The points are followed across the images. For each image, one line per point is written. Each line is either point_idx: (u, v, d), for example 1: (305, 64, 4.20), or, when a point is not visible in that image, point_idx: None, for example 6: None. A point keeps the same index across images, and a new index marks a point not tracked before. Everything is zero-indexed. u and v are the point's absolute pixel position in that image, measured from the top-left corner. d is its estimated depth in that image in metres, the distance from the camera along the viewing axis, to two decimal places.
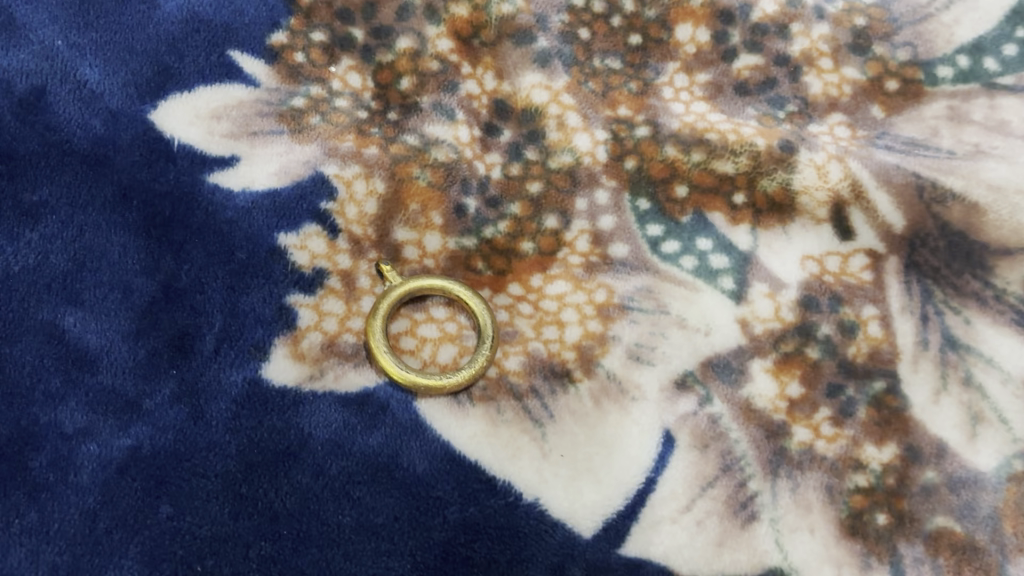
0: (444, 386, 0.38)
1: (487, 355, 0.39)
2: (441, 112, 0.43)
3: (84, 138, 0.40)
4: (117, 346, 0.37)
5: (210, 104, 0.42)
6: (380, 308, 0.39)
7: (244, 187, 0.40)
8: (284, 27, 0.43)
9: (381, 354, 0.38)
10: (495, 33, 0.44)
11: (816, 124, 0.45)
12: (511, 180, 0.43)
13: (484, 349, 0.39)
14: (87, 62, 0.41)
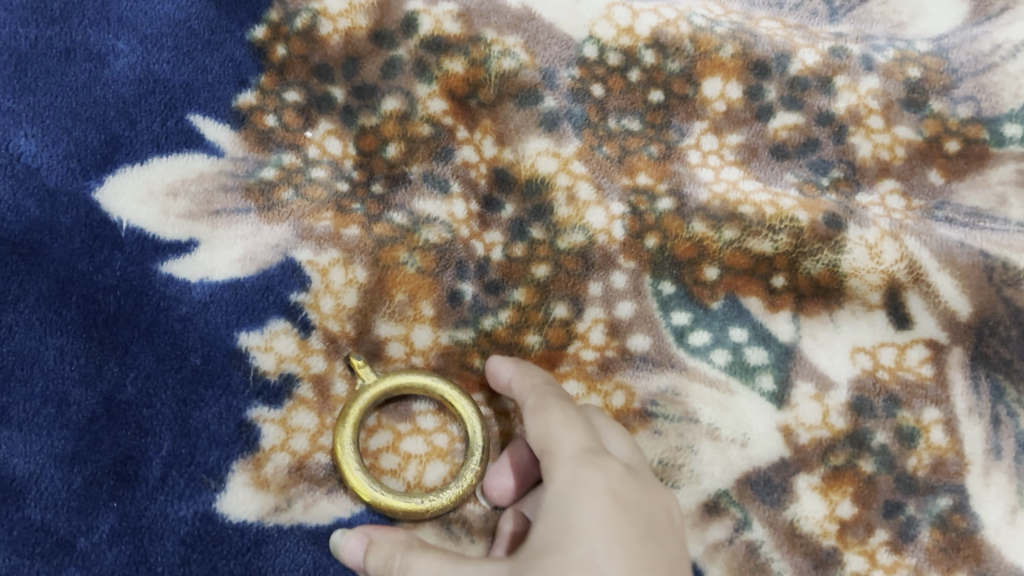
0: (426, 510, 0.32)
1: (476, 471, 0.33)
2: (433, 183, 0.37)
3: (16, 222, 0.34)
4: (47, 474, 0.32)
5: (165, 179, 0.36)
6: (350, 415, 0.33)
7: (202, 278, 0.35)
8: (252, 86, 0.38)
9: (352, 472, 0.32)
10: (495, 92, 0.38)
11: (863, 193, 0.39)
12: (513, 262, 0.37)
13: (472, 464, 0.33)
14: (22, 132, 0.36)
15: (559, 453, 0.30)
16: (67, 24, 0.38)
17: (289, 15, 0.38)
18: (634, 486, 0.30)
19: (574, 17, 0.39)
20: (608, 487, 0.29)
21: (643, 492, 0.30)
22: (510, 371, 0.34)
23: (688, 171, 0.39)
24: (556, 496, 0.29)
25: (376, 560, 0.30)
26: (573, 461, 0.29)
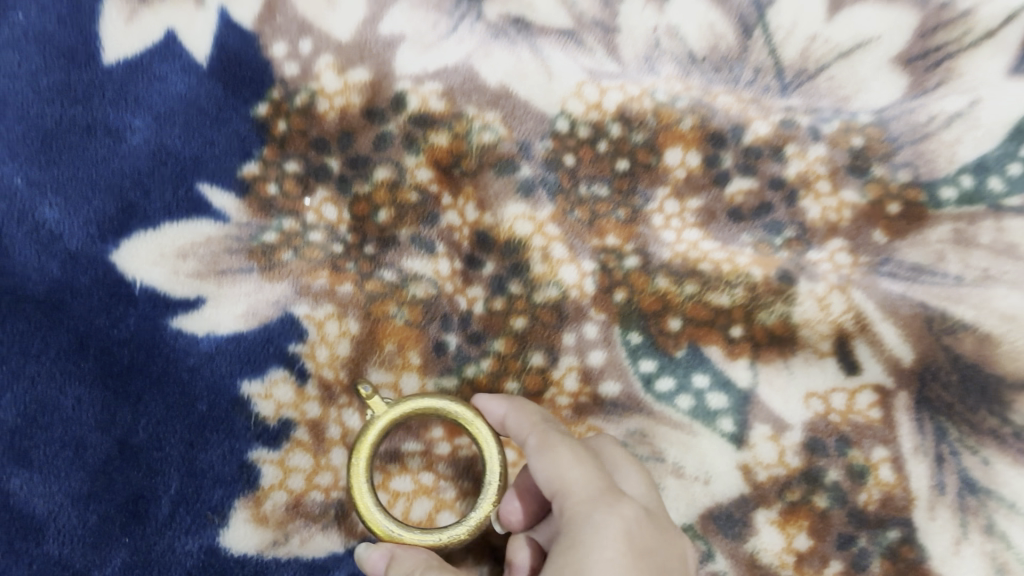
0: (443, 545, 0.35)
1: (492, 503, 0.35)
2: (419, 245, 0.41)
3: (40, 283, 0.38)
4: (66, 511, 0.35)
5: (176, 242, 0.40)
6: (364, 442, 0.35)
7: (207, 332, 0.38)
8: (256, 157, 0.42)
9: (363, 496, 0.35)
10: (477, 163, 0.42)
11: (814, 250, 0.43)
12: (493, 314, 0.40)
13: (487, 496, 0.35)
14: (47, 202, 0.39)
15: (572, 493, 0.32)
16: (88, 103, 0.41)
17: (290, 93, 0.42)
18: (646, 530, 0.31)
19: (548, 93, 0.43)
20: (623, 529, 0.30)
21: (654, 537, 0.31)
22: (503, 410, 0.36)
23: (654, 231, 0.42)
24: (571, 536, 0.30)
25: (399, 575, 0.33)
26: (589, 503, 0.31)
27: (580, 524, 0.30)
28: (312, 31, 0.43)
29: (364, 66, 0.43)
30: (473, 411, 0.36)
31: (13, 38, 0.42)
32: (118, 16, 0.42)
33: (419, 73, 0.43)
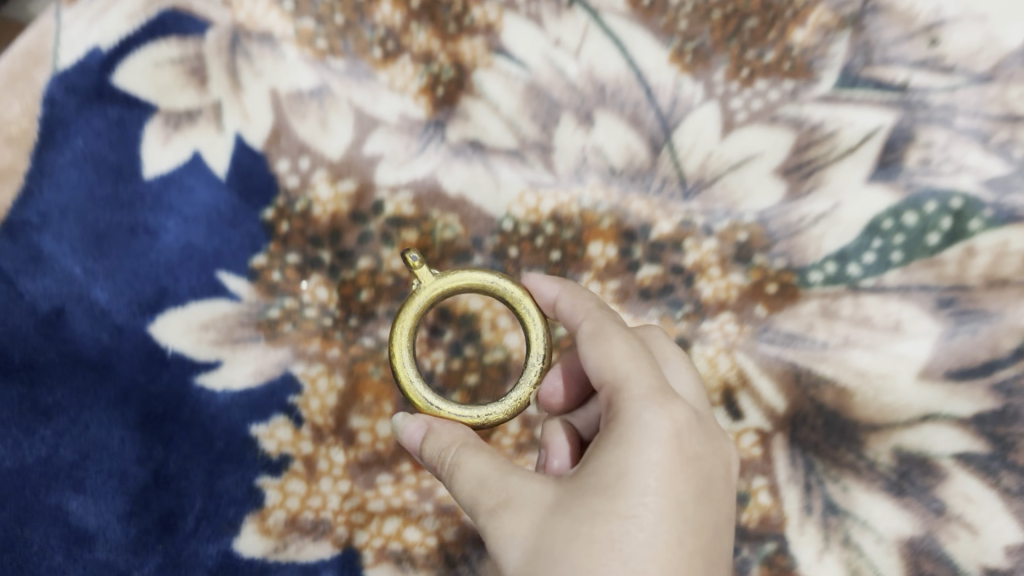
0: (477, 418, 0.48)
1: (530, 383, 0.49)
2: (394, 317, 0.54)
3: (93, 349, 0.48)
4: (112, 527, 0.44)
5: (199, 318, 0.51)
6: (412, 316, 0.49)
7: (224, 387, 0.49)
8: (263, 250, 0.53)
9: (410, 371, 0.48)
10: (439, 253, 0.56)
11: (707, 321, 0.56)
12: (451, 372, 0.51)
13: (526, 378, 0.49)
14: (98, 285, 0.50)
15: (628, 386, 0.41)
16: (131, 209, 0.52)
17: (292, 200, 0.54)
18: (692, 432, 0.40)
19: (496, 199, 0.56)
20: (672, 431, 0.39)
21: (698, 438, 0.40)
22: (553, 291, 0.49)
23: None
24: (626, 428, 0.39)
25: (434, 445, 0.43)
26: (645, 399, 0.40)
27: (635, 416, 0.39)
28: (309, 151, 0.55)
29: (351, 178, 0.55)
30: (520, 291, 0.50)
31: (74, 158, 0.50)
32: (156, 140, 0.53)
33: (394, 184, 0.56)
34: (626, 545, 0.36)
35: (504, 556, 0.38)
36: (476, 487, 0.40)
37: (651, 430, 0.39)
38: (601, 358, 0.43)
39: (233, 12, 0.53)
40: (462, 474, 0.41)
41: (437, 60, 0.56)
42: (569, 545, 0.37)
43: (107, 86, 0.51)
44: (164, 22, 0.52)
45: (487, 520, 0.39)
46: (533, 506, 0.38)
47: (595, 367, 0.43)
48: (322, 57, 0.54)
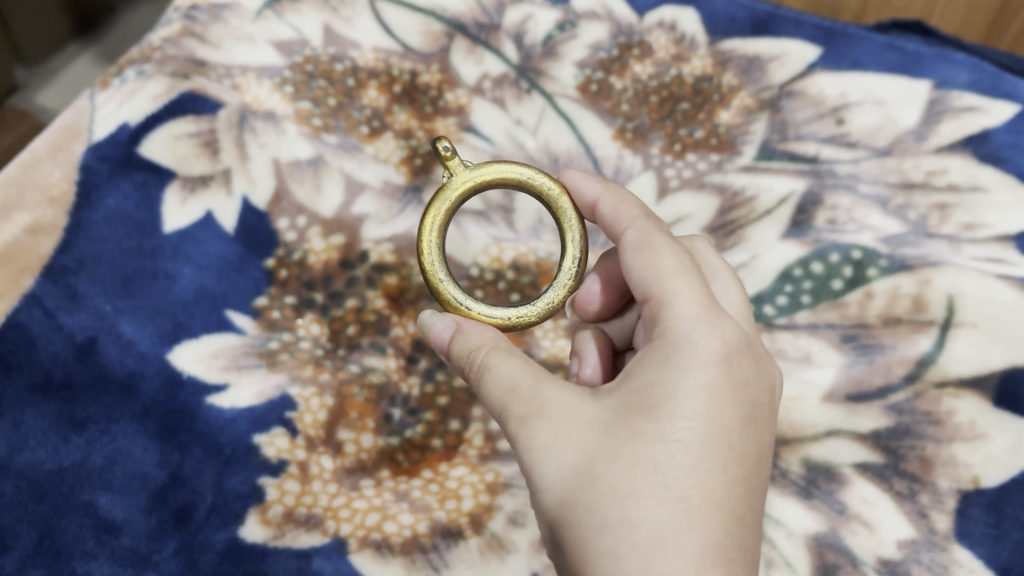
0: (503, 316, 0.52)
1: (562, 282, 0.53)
2: (375, 347, 0.61)
3: (121, 372, 0.56)
4: (136, 518, 0.51)
5: (210, 347, 0.59)
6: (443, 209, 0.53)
7: (231, 405, 0.57)
8: (265, 292, 0.62)
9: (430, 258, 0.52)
10: (415, 294, 0.64)
11: None
12: (425, 394, 0.59)
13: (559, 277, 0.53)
14: (125, 320, 0.59)
15: (674, 302, 0.42)
16: (153, 258, 0.62)
17: (291, 251, 0.65)
18: (740, 355, 0.42)
19: (464, 250, 0.66)
20: (715, 360, 0.41)
21: (745, 361, 0.43)
22: (592, 186, 0.52)
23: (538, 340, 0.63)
24: (676, 347, 0.41)
25: (464, 341, 0.46)
26: (693, 322, 0.42)
27: (684, 340, 0.41)
28: (307, 211, 0.66)
29: (342, 232, 0.66)
30: (557, 188, 0.53)
31: (106, 215, 0.63)
32: (174, 202, 0.65)
33: (377, 237, 0.66)
34: (670, 467, 0.39)
35: (541, 467, 0.41)
36: (507, 394, 0.42)
37: (696, 355, 0.41)
38: (649, 268, 0.44)
39: (241, 96, 0.71)
40: (495, 376, 0.43)
41: (416, 135, 0.73)
42: (613, 463, 0.39)
43: (134, 156, 0.66)
44: (184, 102, 0.69)
45: (522, 429, 0.41)
46: (570, 420, 0.41)
47: (642, 274, 0.45)
48: (317, 131, 0.71)
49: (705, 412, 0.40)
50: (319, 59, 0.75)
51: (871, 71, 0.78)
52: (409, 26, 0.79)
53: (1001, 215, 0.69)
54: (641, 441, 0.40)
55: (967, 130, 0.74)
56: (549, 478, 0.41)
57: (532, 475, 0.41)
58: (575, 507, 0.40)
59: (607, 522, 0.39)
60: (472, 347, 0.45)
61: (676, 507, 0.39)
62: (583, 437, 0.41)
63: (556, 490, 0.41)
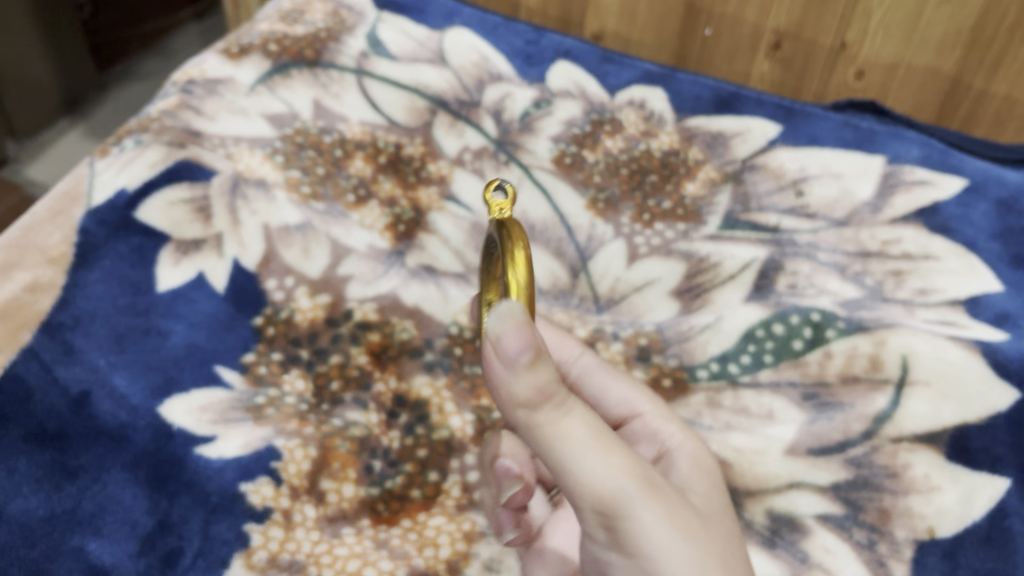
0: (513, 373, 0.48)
1: None
2: (358, 401, 0.63)
3: (114, 423, 0.59)
4: (124, 562, 0.53)
5: (199, 401, 0.61)
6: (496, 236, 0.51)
7: (219, 455, 0.59)
8: (253, 349, 0.65)
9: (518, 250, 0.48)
10: (397, 350, 0.67)
11: None
12: (405, 447, 0.62)
13: None
14: (118, 374, 0.61)
15: (661, 412, 0.55)
16: (147, 315, 0.65)
17: (278, 309, 0.67)
18: None
19: (446, 309, 0.70)
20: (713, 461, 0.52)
21: None
22: None
23: None
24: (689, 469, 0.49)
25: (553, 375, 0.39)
26: (683, 427, 0.54)
27: (687, 443, 0.53)
28: (294, 272, 0.70)
29: (328, 292, 0.69)
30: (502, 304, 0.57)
31: (103, 275, 0.66)
32: (168, 263, 0.68)
33: (361, 297, 0.69)
34: (738, 549, 0.44)
35: (661, 545, 0.40)
36: (628, 478, 0.40)
37: (706, 459, 0.51)
38: (628, 395, 0.57)
39: (234, 165, 0.76)
40: (606, 450, 0.40)
41: (400, 203, 0.77)
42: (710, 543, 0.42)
43: (131, 219, 0.70)
44: (180, 170, 0.74)
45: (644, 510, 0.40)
46: (675, 497, 0.42)
47: (623, 400, 0.57)
48: (306, 198, 0.75)
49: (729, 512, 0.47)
50: (309, 131, 0.81)
51: (829, 146, 0.84)
52: (395, 104, 0.86)
53: (951, 281, 0.73)
54: (714, 527, 0.44)
55: (918, 204, 0.79)
56: (666, 556, 0.40)
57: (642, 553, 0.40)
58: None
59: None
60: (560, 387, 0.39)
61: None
62: (686, 513, 0.41)
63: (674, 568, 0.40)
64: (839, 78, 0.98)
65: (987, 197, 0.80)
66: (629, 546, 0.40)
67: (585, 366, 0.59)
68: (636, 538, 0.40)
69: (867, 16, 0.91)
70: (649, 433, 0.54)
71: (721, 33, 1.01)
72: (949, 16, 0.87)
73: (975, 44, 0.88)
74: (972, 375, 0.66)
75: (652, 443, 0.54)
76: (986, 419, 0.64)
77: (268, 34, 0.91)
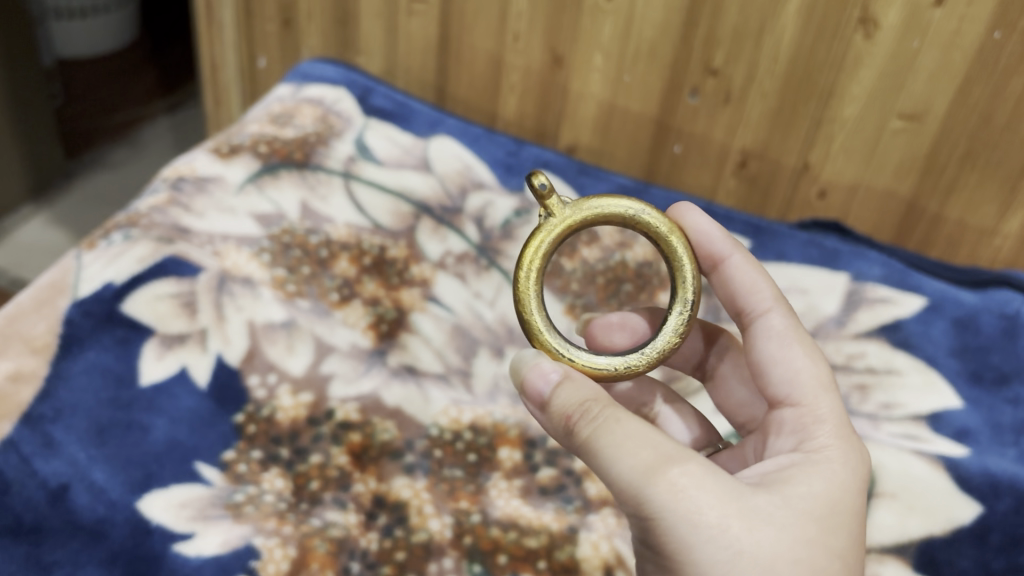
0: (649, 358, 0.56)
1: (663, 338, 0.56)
2: (337, 502, 0.63)
3: (91, 518, 0.58)
4: None
5: (179, 497, 0.61)
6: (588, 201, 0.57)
7: (196, 552, 0.58)
8: (233, 446, 0.65)
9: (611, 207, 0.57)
10: (377, 451, 0.67)
11: (592, 514, 0.65)
12: (384, 550, 0.60)
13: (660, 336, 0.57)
14: (98, 468, 0.61)
15: (822, 410, 0.53)
16: (129, 409, 0.65)
17: (260, 407, 0.68)
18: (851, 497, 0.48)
19: (425, 410, 0.71)
20: (852, 481, 0.49)
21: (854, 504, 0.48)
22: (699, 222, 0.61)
23: (493, 499, 0.65)
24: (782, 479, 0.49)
25: (574, 391, 0.49)
26: (835, 428, 0.52)
27: (838, 450, 0.51)
28: (277, 369, 0.71)
29: (310, 390, 0.70)
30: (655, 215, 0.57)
31: (86, 367, 0.66)
32: (152, 356, 0.69)
33: (343, 397, 0.70)
34: (788, 549, 0.44)
35: (678, 531, 0.44)
36: (651, 458, 0.45)
37: (845, 473, 0.49)
38: (800, 372, 0.54)
39: (221, 262, 0.77)
40: (623, 455, 0.45)
41: (383, 304, 0.79)
42: (747, 533, 0.44)
43: (116, 312, 0.70)
44: (167, 265, 0.75)
45: (663, 497, 0.44)
46: (703, 480, 0.45)
47: (787, 378, 0.55)
48: (291, 296, 0.76)
49: (822, 516, 0.46)
50: (295, 231, 0.83)
51: (795, 263, 0.88)
52: (381, 209, 0.89)
53: (914, 396, 0.76)
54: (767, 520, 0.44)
55: (881, 320, 0.82)
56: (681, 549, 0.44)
57: (671, 543, 0.44)
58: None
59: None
60: (580, 408, 0.48)
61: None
62: (719, 509, 0.44)
63: (693, 553, 0.43)
64: (802, 197, 1.03)
65: (945, 315, 0.83)
66: (659, 541, 0.45)
67: (767, 326, 0.57)
68: (661, 532, 0.44)
69: (829, 141, 0.96)
70: (792, 427, 0.53)
71: (690, 150, 1.06)
72: (905, 143, 0.93)
73: (929, 170, 0.93)
74: (936, 490, 0.68)
75: (795, 433, 0.53)
76: (952, 531, 0.66)
77: (258, 135, 0.94)
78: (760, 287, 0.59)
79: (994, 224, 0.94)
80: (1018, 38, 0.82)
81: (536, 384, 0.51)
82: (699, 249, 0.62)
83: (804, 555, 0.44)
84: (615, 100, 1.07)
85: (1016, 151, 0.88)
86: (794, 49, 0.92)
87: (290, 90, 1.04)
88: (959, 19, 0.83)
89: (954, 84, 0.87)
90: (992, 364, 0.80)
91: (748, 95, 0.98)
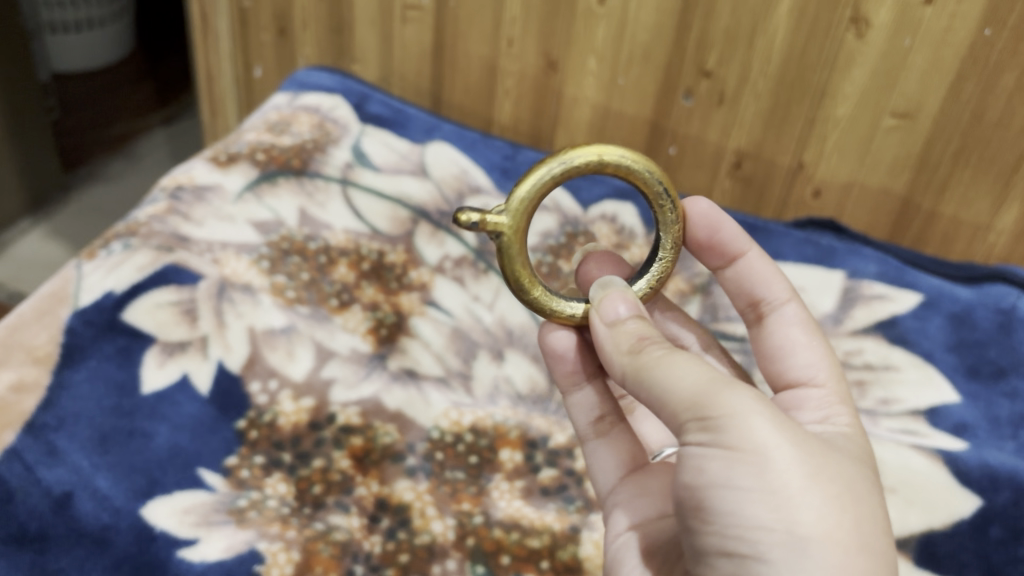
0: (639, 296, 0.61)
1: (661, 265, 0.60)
2: (340, 506, 0.63)
3: (95, 525, 0.58)
4: None
5: (183, 504, 0.61)
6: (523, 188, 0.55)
7: (200, 557, 0.58)
8: (235, 451, 0.65)
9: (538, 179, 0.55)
10: (379, 454, 0.67)
11: (594, 513, 0.65)
12: (387, 552, 0.60)
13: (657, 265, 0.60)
14: (101, 475, 0.61)
15: (842, 393, 0.56)
16: (131, 417, 0.65)
17: (262, 413, 0.68)
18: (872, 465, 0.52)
19: (426, 413, 0.71)
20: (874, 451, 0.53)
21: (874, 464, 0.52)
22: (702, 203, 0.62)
23: (496, 500, 0.65)
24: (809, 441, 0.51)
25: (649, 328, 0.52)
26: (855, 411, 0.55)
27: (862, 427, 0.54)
28: (278, 375, 0.71)
29: (311, 396, 0.70)
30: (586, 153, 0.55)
31: (88, 375, 0.67)
32: (153, 364, 0.69)
33: (345, 401, 0.70)
34: (854, 479, 0.46)
35: (754, 424, 0.44)
36: (717, 377, 0.46)
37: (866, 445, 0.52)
38: (820, 361, 0.58)
39: (221, 270, 0.78)
40: (702, 367, 0.47)
41: (381, 308, 0.79)
42: (816, 454, 0.45)
43: (117, 321, 0.71)
44: (167, 274, 0.75)
45: (741, 398, 0.45)
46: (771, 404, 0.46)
47: (809, 365, 0.58)
48: (290, 302, 0.77)
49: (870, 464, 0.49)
50: (294, 238, 0.84)
51: (790, 261, 0.88)
52: (379, 215, 0.89)
53: (911, 391, 0.77)
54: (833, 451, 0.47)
55: (877, 316, 0.82)
56: (754, 442, 0.43)
57: (743, 436, 0.43)
58: (760, 475, 0.43)
59: (794, 502, 0.43)
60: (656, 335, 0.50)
61: (876, 515, 0.45)
62: (789, 426, 0.45)
63: (768, 445, 0.43)
64: (797, 197, 1.03)
65: (942, 311, 0.83)
66: (729, 434, 0.44)
67: (787, 316, 0.61)
68: (733, 423, 0.44)
69: (823, 140, 0.97)
70: (817, 403, 0.56)
71: (686, 152, 1.06)
72: (899, 142, 0.93)
73: (921, 169, 0.94)
74: (935, 483, 0.68)
75: (819, 409, 0.55)
76: (952, 525, 0.66)
77: (255, 143, 0.94)
78: (772, 282, 0.62)
79: (988, 220, 0.95)
80: (1008, 35, 0.82)
81: (609, 311, 0.53)
82: (714, 242, 0.63)
83: (863, 486, 0.46)
84: (609, 104, 1.07)
85: (1008, 149, 0.89)
86: (788, 48, 0.92)
87: (286, 98, 1.04)
88: (950, 15, 0.83)
89: (946, 81, 0.87)
90: (989, 358, 0.80)
91: (740, 96, 0.98)
